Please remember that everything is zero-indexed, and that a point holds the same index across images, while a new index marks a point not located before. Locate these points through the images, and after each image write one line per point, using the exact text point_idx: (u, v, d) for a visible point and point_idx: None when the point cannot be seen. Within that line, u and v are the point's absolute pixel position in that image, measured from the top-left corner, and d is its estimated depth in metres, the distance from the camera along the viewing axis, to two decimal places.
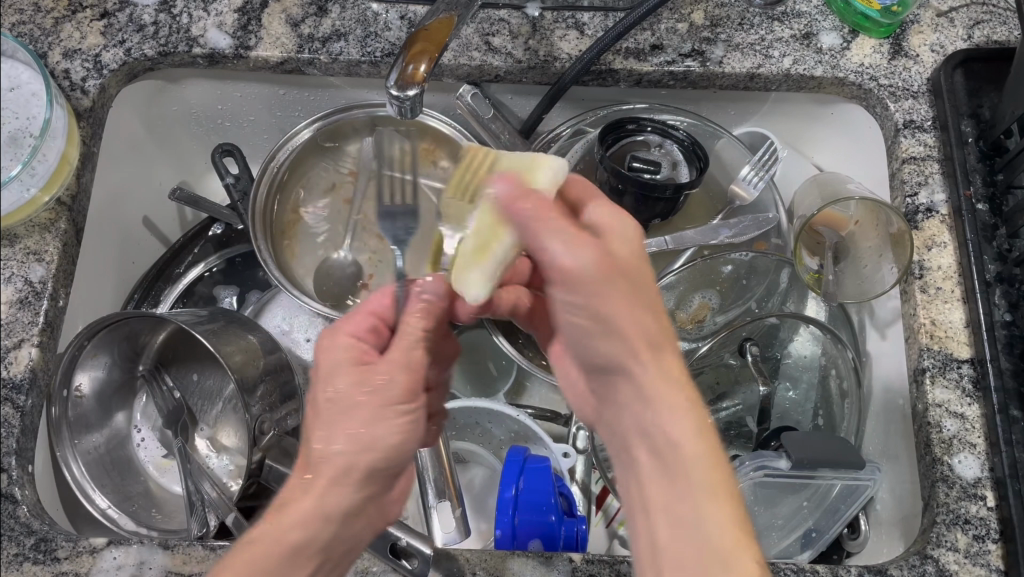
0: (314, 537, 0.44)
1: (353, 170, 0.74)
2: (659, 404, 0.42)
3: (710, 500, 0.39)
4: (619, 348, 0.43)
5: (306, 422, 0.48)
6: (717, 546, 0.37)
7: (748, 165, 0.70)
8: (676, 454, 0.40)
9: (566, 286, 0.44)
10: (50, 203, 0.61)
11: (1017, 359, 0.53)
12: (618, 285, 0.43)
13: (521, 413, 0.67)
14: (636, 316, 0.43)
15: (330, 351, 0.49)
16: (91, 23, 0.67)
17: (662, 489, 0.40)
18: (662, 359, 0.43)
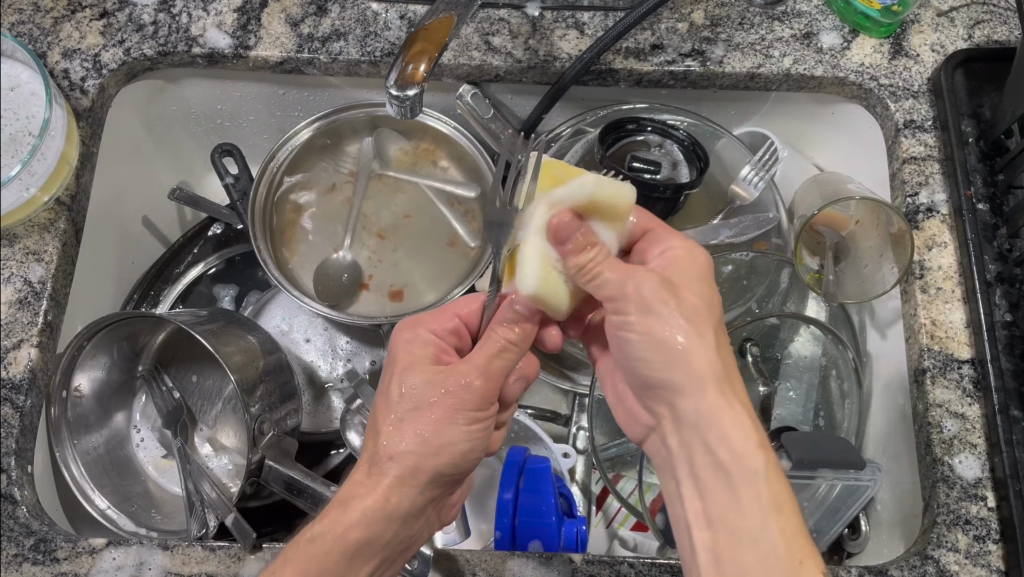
0: (372, 537, 0.46)
1: (353, 170, 0.75)
2: (726, 427, 0.45)
3: (773, 514, 0.42)
4: (696, 380, 0.46)
5: (376, 414, 0.50)
6: (787, 562, 0.40)
7: (748, 165, 0.70)
8: (743, 473, 0.43)
9: (630, 320, 0.48)
10: (50, 203, 0.61)
11: (1017, 359, 0.53)
12: (694, 322, 0.47)
13: (521, 414, 0.69)
14: (710, 347, 0.47)
15: (410, 348, 0.51)
16: (90, 23, 0.67)
17: (721, 511, 0.43)
18: (727, 378, 0.47)
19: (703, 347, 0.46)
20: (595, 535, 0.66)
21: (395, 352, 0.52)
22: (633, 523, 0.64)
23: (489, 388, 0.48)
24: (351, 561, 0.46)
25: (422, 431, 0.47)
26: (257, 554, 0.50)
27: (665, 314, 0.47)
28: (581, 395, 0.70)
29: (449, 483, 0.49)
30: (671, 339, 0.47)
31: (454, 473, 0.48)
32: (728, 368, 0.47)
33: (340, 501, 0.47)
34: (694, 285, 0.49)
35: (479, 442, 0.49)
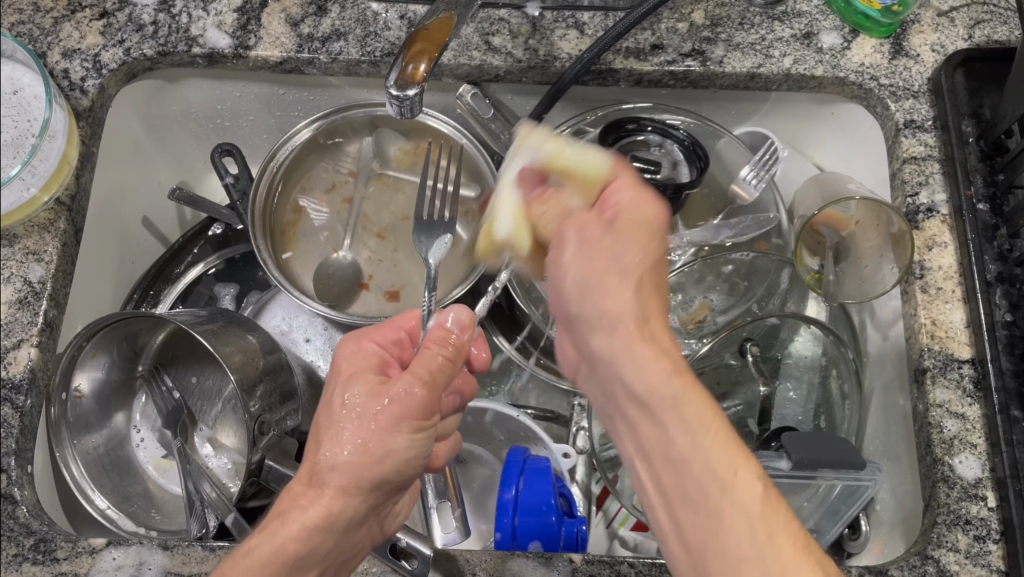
0: (312, 548, 0.45)
1: (353, 170, 0.75)
2: (636, 361, 0.41)
3: (701, 429, 0.39)
4: (609, 316, 0.43)
5: (314, 428, 0.48)
6: (722, 471, 0.38)
7: (748, 165, 0.70)
8: (669, 401, 0.40)
9: (571, 271, 0.45)
10: (50, 203, 0.61)
11: (1017, 359, 0.53)
12: (601, 261, 0.45)
13: (521, 413, 0.68)
14: (629, 282, 0.44)
15: (352, 357, 0.50)
16: (90, 23, 0.67)
17: (651, 441, 0.40)
18: (649, 305, 0.44)
19: (621, 279, 0.44)
20: (595, 535, 0.65)
21: (336, 363, 0.51)
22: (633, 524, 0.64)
23: (433, 398, 0.46)
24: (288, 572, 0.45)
25: (362, 439, 0.45)
26: None
27: (579, 250, 0.46)
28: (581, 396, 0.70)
29: (393, 489, 0.47)
30: (588, 276, 0.44)
31: (397, 481, 0.47)
32: (649, 293, 0.44)
33: (279, 509, 0.46)
34: (632, 230, 0.46)
35: (423, 450, 0.47)
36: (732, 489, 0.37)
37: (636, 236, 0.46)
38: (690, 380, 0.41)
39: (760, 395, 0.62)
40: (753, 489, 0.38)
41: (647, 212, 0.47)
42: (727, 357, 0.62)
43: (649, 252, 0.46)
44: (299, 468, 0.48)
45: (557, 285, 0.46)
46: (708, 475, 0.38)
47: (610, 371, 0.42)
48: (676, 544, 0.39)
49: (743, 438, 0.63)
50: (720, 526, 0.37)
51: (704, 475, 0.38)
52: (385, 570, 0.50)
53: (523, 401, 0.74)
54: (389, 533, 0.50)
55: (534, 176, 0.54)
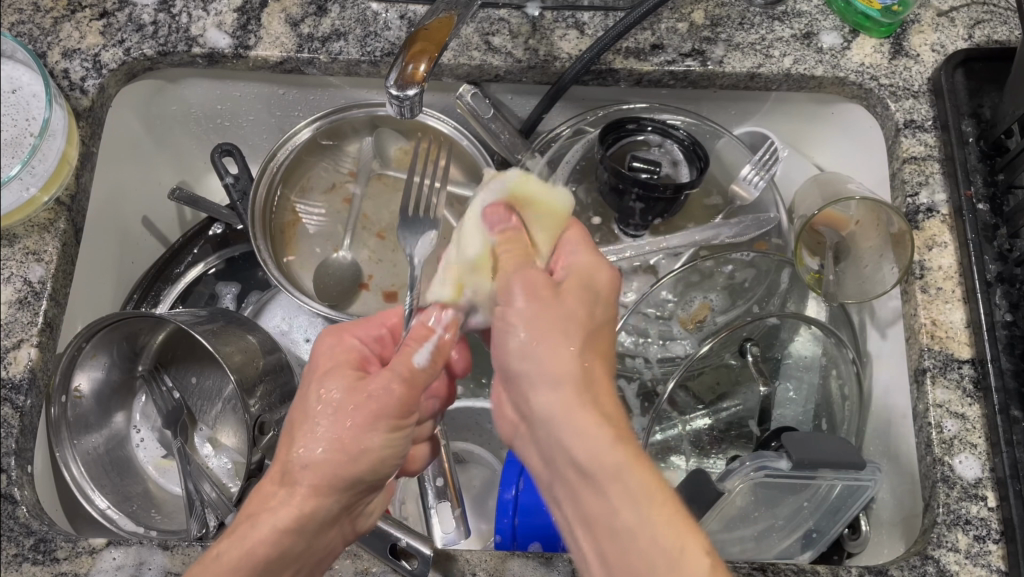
0: (284, 550, 0.44)
1: (353, 169, 0.75)
2: (574, 422, 0.42)
3: (646, 502, 0.39)
4: (554, 386, 0.43)
5: (285, 425, 0.47)
6: (670, 546, 0.38)
7: (748, 165, 0.70)
8: (606, 470, 0.40)
9: (518, 331, 0.45)
10: (49, 203, 0.61)
11: (1017, 359, 0.53)
12: (545, 313, 0.45)
13: None
14: (571, 345, 0.44)
15: (328, 353, 0.50)
16: (90, 23, 0.67)
17: (590, 514, 0.40)
18: (591, 365, 0.45)
19: (565, 343, 0.44)
20: None
21: (309, 361, 0.50)
22: None
23: (411, 395, 0.46)
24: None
25: (341, 433, 0.45)
26: None
27: (523, 306, 0.46)
28: None
29: (367, 488, 0.46)
30: (534, 333, 0.45)
31: (371, 480, 0.46)
32: (593, 351, 0.46)
33: (249, 508, 0.45)
34: (579, 291, 0.47)
35: (399, 448, 0.47)
36: (681, 563, 0.37)
37: (583, 298, 0.47)
38: (633, 450, 0.41)
39: (759, 395, 0.62)
40: (702, 563, 0.37)
41: (597, 276, 0.49)
42: (726, 357, 0.62)
43: (593, 313, 0.47)
44: (269, 470, 0.46)
45: (502, 354, 0.46)
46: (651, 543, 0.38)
47: (551, 434, 0.42)
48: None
49: (743, 437, 0.63)
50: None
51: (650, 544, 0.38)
52: (385, 570, 0.50)
53: None
54: (389, 533, 0.50)
55: (500, 211, 0.53)
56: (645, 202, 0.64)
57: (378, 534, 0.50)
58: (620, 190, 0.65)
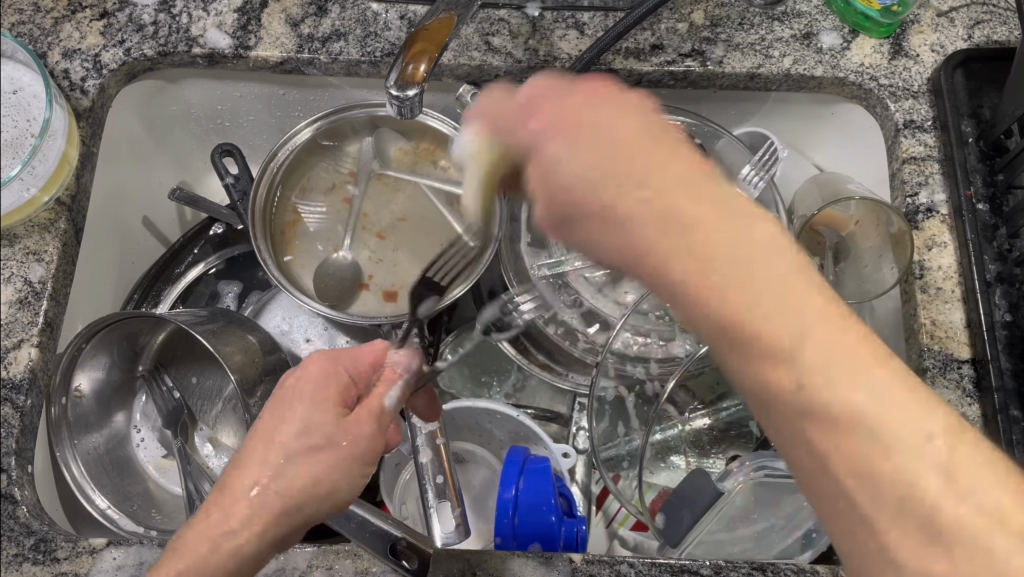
0: (238, 573, 0.44)
1: (354, 170, 0.75)
2: (730, 310, 0.35)
3: (836, 359, 0.34)
4: (697, 283, 0.36)
5: (248, 437, 0.48)
6: (878, 396, 0.34)
7: (749, 165, 0.69)
8: (819, 354, 0.34)
9: (623, 217, 0.37)
10: (50, 203, 0.61)
11: (1017, 359, 0.53)
12: (648, 187, 0.37)
13: (522, 414, 0.67)
14: (660, 211, 0.37)
15: (304, 371, 0.49)
16: (90, 23, 0.67)
17: (805, 420, 0.35)
18: (742, 212, 0.37)
19: (708, 212, 0.36)
20: (595, 534, 0.68)
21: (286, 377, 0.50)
22: (632, 523, 0.66)
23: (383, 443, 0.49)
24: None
25: (298, 464, 0.46)
26: None
27: (606, 195, 0.38)
28: (581, 396, 0.70)
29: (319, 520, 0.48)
30: (651, 206, 0.37)
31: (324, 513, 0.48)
32: (734, 202, 0.37)
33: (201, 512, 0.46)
34: (635, 151, 0.38)
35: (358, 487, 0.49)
36: (890, 400, 0.34)
37: (639, 151, 0.38)
38: (800, 291, 0.35)
39: None
40: (901, 390, 0.34)
41: (626, 123, 0.39)
42: None
43: (667, 165, 0.38)
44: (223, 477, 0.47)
45: (630, 258, 0.38)
46: (887, 431, 0.33)
47: (714, 311, 0.36)
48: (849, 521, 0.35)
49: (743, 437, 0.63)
50: (908, 479, 0.33)
51: (886, 432, 0.33)
52: (386, 570, 0.50)
53: (523, 400, 0.74)
54: (389, 533, 0.50)
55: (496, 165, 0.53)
56: None
57: (380, 533, 0.50)
58: None
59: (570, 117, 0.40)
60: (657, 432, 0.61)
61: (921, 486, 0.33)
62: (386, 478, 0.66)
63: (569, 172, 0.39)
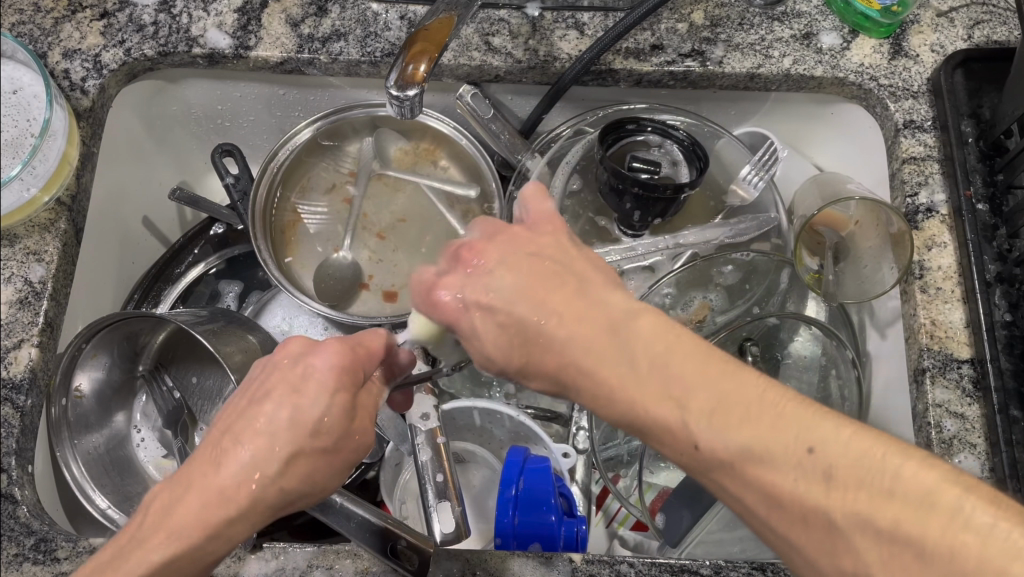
0: (217, 550, 0.43)
1: (353, 170, 0.75)
2: (652, 398, 0.37)
3: (773, 441, 0.35)
4: (613, 381, 0.38)
5: (237, 411, 0.45)
6: (847, 466, 0.34)
7: (748, 165, 0.70)
8: (749, 417, 0.35)
9: (561, 363, 0.39)
10: (50, 203, 0.61)
11: (1017, 359, 0.53)
12: (555, 309, 0.39)
13: (521, 413, 0.66)
14: (586, 329, 0.38)
15: (320, 351, 0.45)
16: (90, 23, 0.67)
17: (759, 496, 0.35)
18: (600, 296, 0.39)
19: (604, 311, 0.39)
20: (595, 534, 0.68)
21: (292, 347, 0.46)
22: (632, 523, 0.66)
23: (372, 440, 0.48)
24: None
25: (288, 467, 0.43)
26: (257, 554, 0.51)
27: (519, 309, 0.39)
28: None
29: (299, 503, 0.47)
30: (596, 322, 0.38)
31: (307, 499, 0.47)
32: (592, 285, 0.40)
33: (175, 482, 0.44)
34: (552, 280, 0.40)
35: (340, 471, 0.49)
36: (869, 473, 0.33)
37: (550, 275, 0.40)
38: (722, 384, 0.36)
39: None
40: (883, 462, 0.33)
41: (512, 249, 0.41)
42: None
43: (543, 276, 0.40)
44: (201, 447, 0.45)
45: (588, 395, 0.38)
46: (822, 470, 0.34)
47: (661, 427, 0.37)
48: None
49: None
50: (864, 505, 0.33)
51: (822, 472, 0.34)
52: (386, 570, 0.50)
53: (523, 400, 0.74)
54: (389, 532, 0.50)
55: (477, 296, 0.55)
56: (645, 203, 0.64)
57: (379, 532, 0.50)
58: (620, 190, 0.64)
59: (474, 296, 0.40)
60: None
61: (874, 508, 0.33)
62: (386, 478, 0.66)
63: (488, 341, 0.40)
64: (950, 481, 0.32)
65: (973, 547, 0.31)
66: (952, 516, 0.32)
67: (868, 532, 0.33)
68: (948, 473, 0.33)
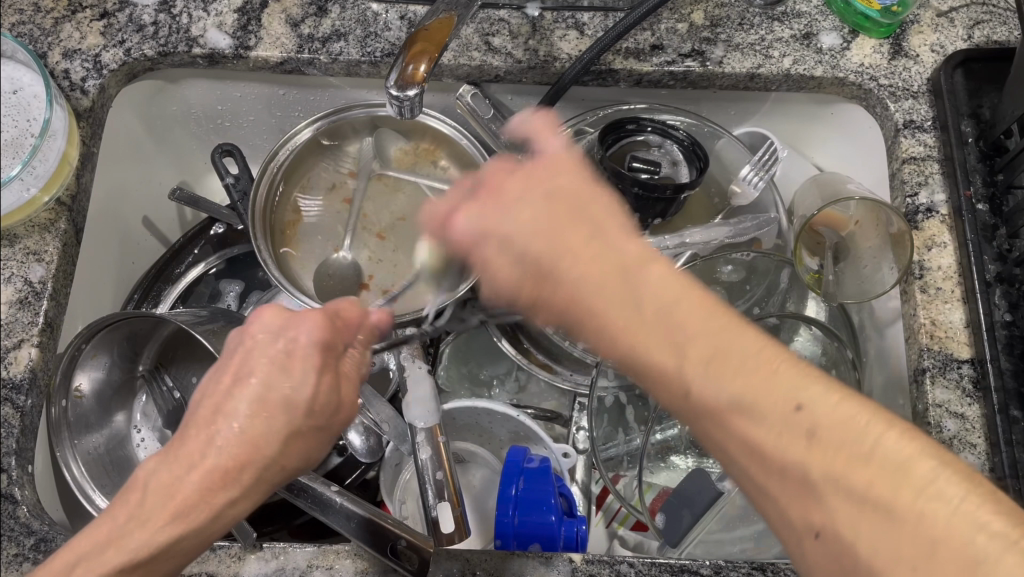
0: (216, 531, 0.44)
1: (353, 170, 0.75)
2: (652, 344, 0.38)
3: (762, 392, 0.35)
4: (614, 321, 0.39)
5: (224, 389, 0.44)
6: (836, 422, 0.34)
7: (748, 165, 0.70)
8: (744, 367, 0.36)
9: (557, 298, 0.41)
10: (50, 203, 0.61)
11: (1017, 359, 0.53)
12: (562, 243, 0.42)
13: (521, 413, 0.67)
14: (585, 265, 0.41)
15: (301, 326, 0.45)
16: (90, 23, 0.67)
17: (740, 447, 0.36)
18: (613, 238, 0.42)
19: (615, 253, 0.41)
20: (595, 534, 0.68)
21: (264, 321, 0.46)
22: (632, 523, 0.66)
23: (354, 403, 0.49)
24: (163, 567, 0.43)
25: (285, 446, 0.44)
26: (257, 554, 0.51)
27: (532, 244, 0.42)
28: (581, 395, 0.70)
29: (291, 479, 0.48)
30: (595, 261, 0.41)
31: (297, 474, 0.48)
32: (608, 230, 0.42)
33: (169, 461, 0.43)
34: (563, 214, 0.43)
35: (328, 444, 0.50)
36: (855, 443, 0.33)
37: (567, 211, 0.43)
38: (721, 328, 0.37)
39: None
40: (868, 429, 0.34)
41: (548, 176, 0.45)
42: None
43: (552, 211, 0.43)
44: (190, 426, 0.44)
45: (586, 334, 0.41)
46: (806, 428, 0.34)
47: (645, 370, 0.38)
48: (794, 530, 0.35)
49: None
50: (838, 467, 0.33)
51: (805, 429, 0.34)
52: (386, 570, 0.50)
53: (523, 400, 0.74)
54: (388, 532, 0.49)
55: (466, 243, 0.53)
56: (645, 202, 0.64)
57: (379, 533, 0.50)
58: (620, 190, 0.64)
59: (491, 227, 0.45)
60: (657, 433, 0.61)
61: (846, 472, 0.33)
62: (386, 477, 0.66)
63: (500, 267, 0.44)
64: (927, 454, 0.33)
65: (941, 514, 0.31)
66: (925, 485, 0.32)
67: (845, 495, 0.33)
68: (928, 447, 0.33)
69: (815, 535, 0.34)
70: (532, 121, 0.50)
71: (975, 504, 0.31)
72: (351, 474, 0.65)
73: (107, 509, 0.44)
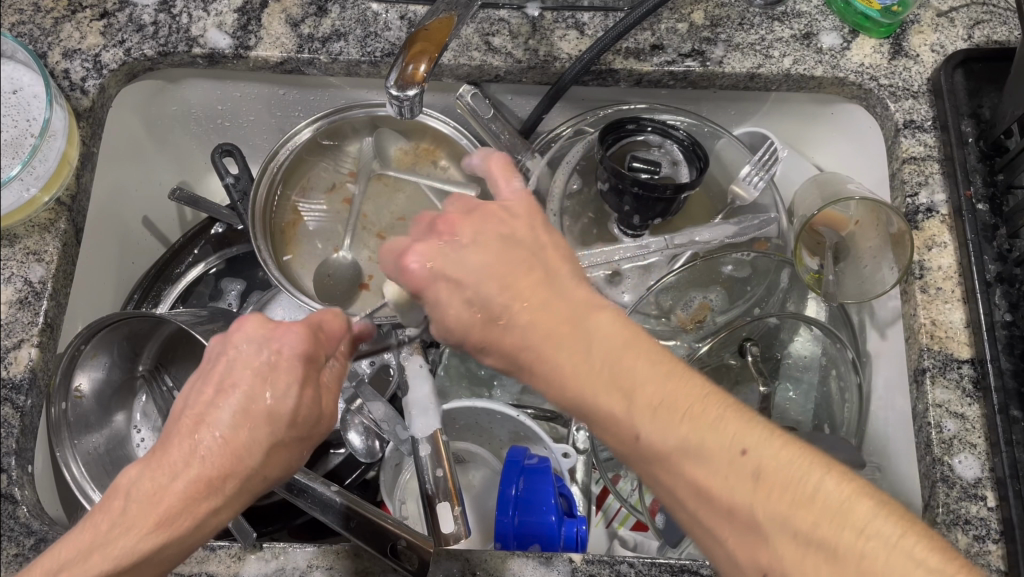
0: (195, 542, 0.43)
1: (354, 170, 0.75)
2: (600, 388, 0.39)
3: (709, 438, 0.37)
4: (565, 367, 0.40)
5: (208, 398, 0.44)
6: (787, 462, 0.35)
7: (748, 165, 0.70)
8: (689, 417, 0.37)
9: (520, 345, 0.41)
10: (50, 203, 0.61)
11: (1017, 359, 0.53)
12: (519, 292, 0.41)
13: (522, 413, 0.67)
14: (543, 315, 0.41)
15: (284, 337, 0.46)
16: (90, 23, 0.67)
17: (688, 489, 0.37)
18: (564, 286, 0.42)
19: (565, 300, 0.41)
20: (595, 535, 0.68)
21: (246, 332, 0.46)
22: (632, 523, 0.67)
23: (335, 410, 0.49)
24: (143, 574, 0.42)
25: (268, 455, 0.44)
26: (257, 554, 0.51)
27: (486, 287, 0.42)
28: None
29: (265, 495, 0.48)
30: (550, 307, 0.41)
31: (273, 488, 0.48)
32: (562, 277, 0.43)
33: (153, 468, 0.43)
34: (513, 266, 0.42)
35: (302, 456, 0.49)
36: (795, 486, 0.35)
37: (529, 268, 0.43)
38: (680, 381, 0.38)
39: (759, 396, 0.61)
40: (813, 470, 0.35)
41: (512, 223, 0.45)
42: (726, 358, 0.61)
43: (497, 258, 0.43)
44: (173, 434, 0.44)
45: (540, 378, 0.41)
46: (751, 471, 0.35)
47: (600, 422, 0.39)
48: (743, 570, 0.36)
49: None
50: (784, 511, 0.34)
51: (750, 472, 0.35)
52: (386, 570, 0.50)
53: (523, 400, 0.74)
54: (388, 534, 0.49)
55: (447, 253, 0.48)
56: (645, 203, 0.64)
57: (380, 534, 0.49)
58: (620, 190, 0.64)
59: (444, 267, 0.43)
60: None
61: (794, 513, 0.34)
62: (386, 477, 0.66)
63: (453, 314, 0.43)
64: (868, 496, 0.34)
65: (879, 553, 0.33)
66: (860, 526, 0.33)
67: (789, 535, 0.34)
68: (862, 488, 0.35)
69: (762, 574, 0.35)
70: (486, 162, 0.50)
71: (910, 542, 0.33)
72: (351, 474, 0.65)
73: (88, 516, 0.43)
